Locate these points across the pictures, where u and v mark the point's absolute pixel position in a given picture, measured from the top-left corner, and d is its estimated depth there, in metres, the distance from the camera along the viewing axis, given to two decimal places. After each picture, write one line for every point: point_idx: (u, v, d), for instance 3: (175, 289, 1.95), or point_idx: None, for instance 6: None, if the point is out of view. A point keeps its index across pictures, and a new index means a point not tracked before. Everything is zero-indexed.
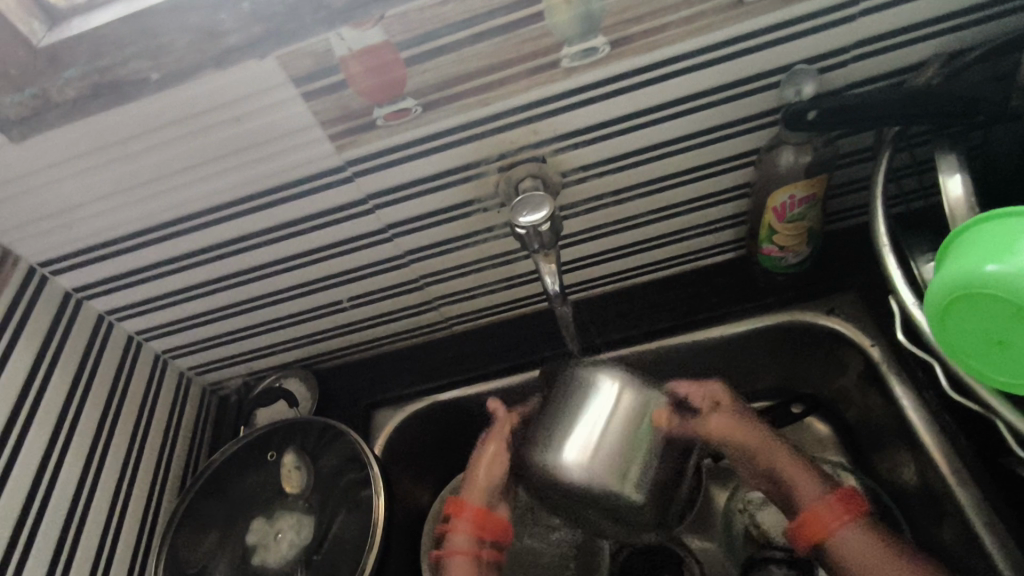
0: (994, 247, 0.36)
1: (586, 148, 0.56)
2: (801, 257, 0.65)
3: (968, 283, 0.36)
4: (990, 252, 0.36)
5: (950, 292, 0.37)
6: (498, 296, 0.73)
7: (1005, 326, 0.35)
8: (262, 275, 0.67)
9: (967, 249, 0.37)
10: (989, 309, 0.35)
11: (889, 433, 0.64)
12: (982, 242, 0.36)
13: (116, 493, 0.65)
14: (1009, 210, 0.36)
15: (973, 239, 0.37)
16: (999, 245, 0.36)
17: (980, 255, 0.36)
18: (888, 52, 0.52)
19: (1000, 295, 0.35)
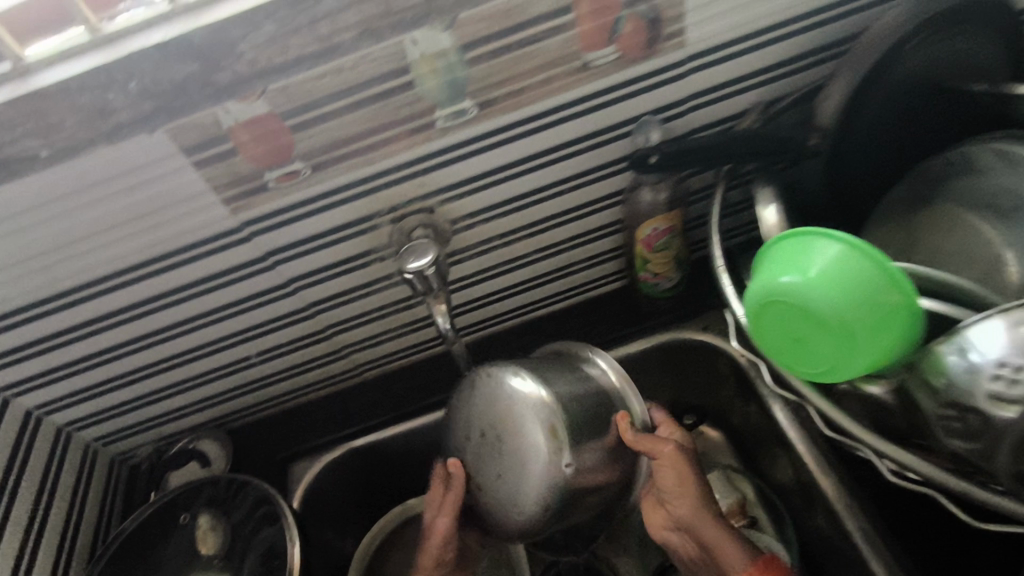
0: (790, 261, 0.44)
1: (469, 197, 0.62)
2: (674, 281, 0.72)
3: (768, 295, 0.44)
4: (787, 266, 0.44)
5: (757, 303, 0.45)
6: (406, 340, 0.76)
7: (800, 327, 0.43)
8: (167, 336, 0.67)
9: (765, 267, 0.45)
10: (787, 314, 0.43)
11: (766, 434, 0.71)
12: (776, 260, 0.45)
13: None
14: (793, 231, 0.45)
15: (769, 258, 0.45)
16: (792, 259, 0.44)
17: (774, 271, 0.44)
18: (714, 104, 0.61)
19: (792, 303, 0.43)
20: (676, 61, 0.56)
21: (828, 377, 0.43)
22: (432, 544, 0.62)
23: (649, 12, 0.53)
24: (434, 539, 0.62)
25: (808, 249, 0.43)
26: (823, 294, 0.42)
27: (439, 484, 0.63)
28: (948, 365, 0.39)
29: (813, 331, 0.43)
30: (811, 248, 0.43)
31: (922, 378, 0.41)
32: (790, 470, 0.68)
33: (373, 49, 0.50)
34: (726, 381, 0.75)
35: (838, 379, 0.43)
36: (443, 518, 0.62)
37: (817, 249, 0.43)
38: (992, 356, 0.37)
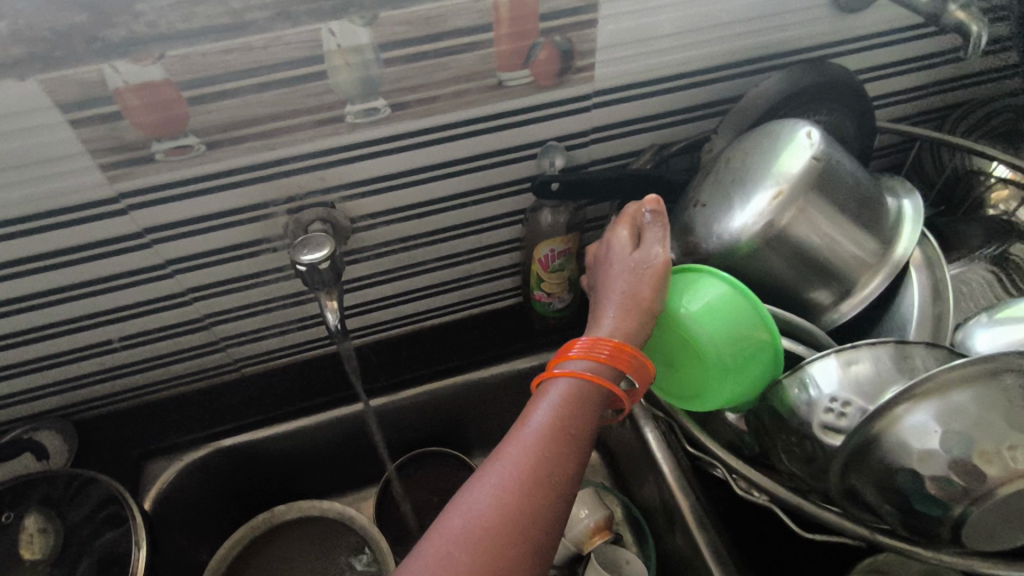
0: (675, 295, 0.47)
1: (373, 198, 0.62)
2: (566, 302, 0.75)
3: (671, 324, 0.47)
4: (674, 299, 0.47)
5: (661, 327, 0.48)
6: (291, 338, 0.73)
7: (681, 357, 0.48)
8: (12, 309, 0.60)
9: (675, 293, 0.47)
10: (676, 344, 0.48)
11: (637, 456, 0.75)
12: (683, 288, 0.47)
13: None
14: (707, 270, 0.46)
15: (684, 285, 0.47)
16: (674, 294, 0.47)
17: (675, 302, 0.47)
18: (615, 139, 0.65)
19: (682, 337, 0.47)
20: (584, 94, 0.60)
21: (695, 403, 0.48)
22: (488, 502, 0.38)
23: (564, 44, 0.56)
24: (562, 397, 0.43)
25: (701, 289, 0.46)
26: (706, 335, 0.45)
27: (594, 342, 0.46)
28: (794, 398, 0.43)
29: (689, 364, 0.47)
30: (702, 281, 0.47)
31: (773, 409, 0.45)
32: (654, 486, 0.73)
33: (286, 32, 0.49)
34: None
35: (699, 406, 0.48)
36: (571, 405, 0.43)
37: (706, 292, 0.46)
38: (828, 391, 0.42)
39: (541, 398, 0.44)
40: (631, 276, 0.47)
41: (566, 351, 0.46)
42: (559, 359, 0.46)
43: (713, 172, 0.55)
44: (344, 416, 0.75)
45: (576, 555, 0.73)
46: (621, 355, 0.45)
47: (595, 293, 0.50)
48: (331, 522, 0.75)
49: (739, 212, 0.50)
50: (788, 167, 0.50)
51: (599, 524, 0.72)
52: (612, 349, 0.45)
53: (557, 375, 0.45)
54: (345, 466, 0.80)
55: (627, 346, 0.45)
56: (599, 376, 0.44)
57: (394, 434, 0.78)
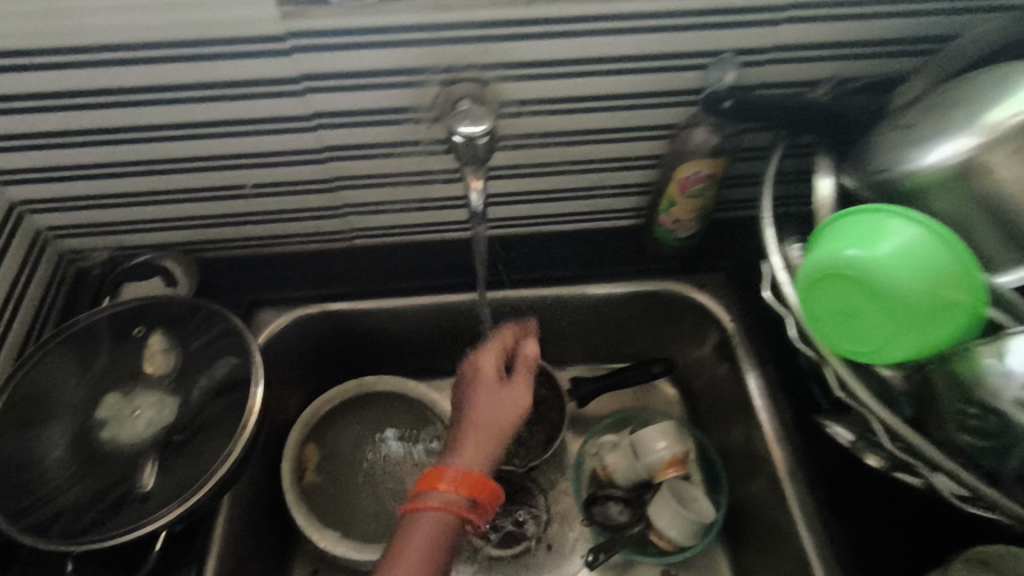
0: (842, 237, 0.43)
1: (529, 83, 0.59)
2: (691, 232, 0.72)
3: (865, 267, 0.42)
4: (840, 241, 0.43)
5: (851, 270, 0.42)
6: (408, 217, 0.74)
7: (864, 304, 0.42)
8: (163, 136, 0.62)
9: (863, 236, 0.42)
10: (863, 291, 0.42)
11: (729, 399, 0.73)
12: (870, 232, 0.43)
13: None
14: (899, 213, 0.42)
15: (872, 228, 0.43)
16: (838, 238, 0.44)
17: (869, 244, 0.42)
18: (792, 63, 0.60)
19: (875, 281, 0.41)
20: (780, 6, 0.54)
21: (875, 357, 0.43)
22: None
23: None
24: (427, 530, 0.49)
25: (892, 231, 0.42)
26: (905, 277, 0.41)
27: (466, 475, 0.51)
28: (984, 365, 0.39)
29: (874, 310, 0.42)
30: (885, 227, 0.42)
31: (951, 375, 0.42)
32: (741, 432, 0.71)
33: None
34: (702, 341, 0.76)
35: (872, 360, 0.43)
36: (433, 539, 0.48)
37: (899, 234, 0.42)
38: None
39: (417, 529, 0.49)
40: (493, 405, 0.56)
41: (425, 496, 0.50)
42: (427, 487, 0.51)
43: (920, 103, 0.50)
44: (444, 302, 0.75)
45: (644, 482, 0.73)
46: (472, 484, 0.51)
47: (457, 416, 0.57)
48: (418, 401, 0.78)
49: (933, 151, 0.45)
50: (1009, 101, 0.44)
51: (676, 458, 0.71)
52: (458, 479, 0.51)
53: (427, 505, 0.50)
54: (428, 351, 0.81)
55: (478, 478, 0.51)
56: (452, 505, 0.50)
57: (494, 330, 0.78)
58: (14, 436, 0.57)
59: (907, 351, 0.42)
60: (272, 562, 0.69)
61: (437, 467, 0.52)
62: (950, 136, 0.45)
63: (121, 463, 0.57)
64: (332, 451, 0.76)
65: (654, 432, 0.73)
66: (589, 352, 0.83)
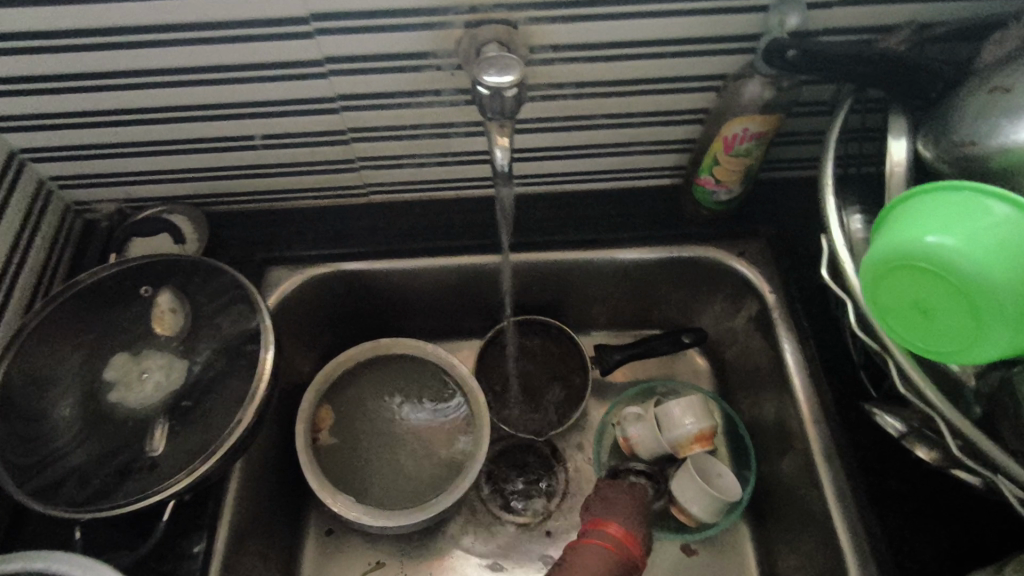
0: (931, 218, 0.37)
1: (563, 27, 0.53)
2: (733, 195, 0.66)
3: (947, 267, 0.36)
4: (929, 223, 0.37)
5: (930, 269, 0.36)
6: (428, 172, 0.69)
7: (942, 305, 0.37)
8: (164, 82, 0.57)
9: (947, 225, 0.36)
10: (943, 291, 0.36)
11: (763, 374, 0.69)
12: (956, 220, 0.36)
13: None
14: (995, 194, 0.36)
15: (959, 214, 0.36)
16: (927, 219, 0.37)
17: (955, 238, 0.36)
18: (866, 6, 0.52)
19: (959, 283, 0.36)
20: None
21: (953, 358, 0.38)
22: None
23: None
24: None
25: (985, 219, 0.35)
26: (996, 278, 0.35)
27: (629, 531, 0.54)
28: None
29: (953, 312, 0.37)
30: (975, 214, 0.36)
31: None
32: (774, 411, 0.67)
33: None
34: (738, 311, 0.71)
35: (950, 360, 0.39)
36: None
37: (993, 221, 0.35)
38: None
39: (583, 556, 0.51)
40: None
41: (592, 534, 0.53)
42: (596, 527, 0.54)
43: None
44: (465, 264, 0.71)
45: (668, 455, 0.70)
46: (631, 534, 0.54)
47: None
48: (435, 367, 0.75)
49: None
50: None
51: (703, 433, 0.67)
52: (621, 528, 0.54)
53: (594, 541, 0.52)
54: (445, 314, 0.77)
55: (636, 535, 0.54)
56: (615, 547, 0.52)
57: (518, 293, 0.75)
58: (21, 397, 0.55)
59: (991, 353, 0.37)
60: (286, 524, 0.68)
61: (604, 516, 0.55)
62: None
63: (129, 427, 0.56)
64: (348, 413, 0.73)
65: (681, 406, 0.68)
66: (615, 319, 0.79)
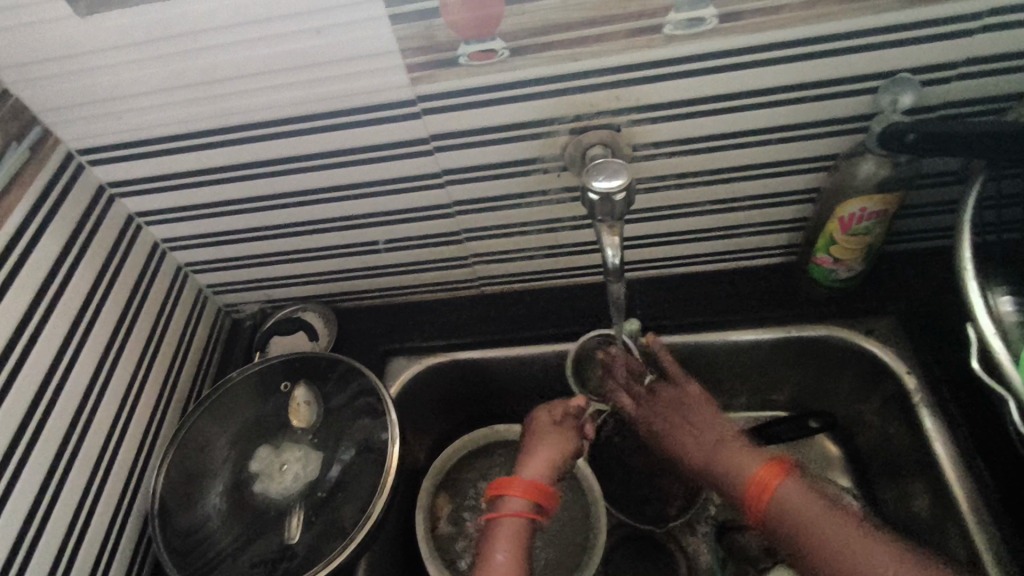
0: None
1: (665, 125, 0.55)
2: (853, 272, 0.63)
3: None
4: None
5: None
6: (534, 263, 0.72)
7: None
8: (305, 200, 0.65)
9: None
10: None
11: (906, 465, 0.63)
12: None
13: (119, 413, 0.62)
14: None
15: None
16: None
17: None
18: (988, 77, 0.50)
19: None
20: (975, 12, 0.46)
21: None
22: None
23: None
24: None
25: None
26: None
27: (532, 485, 0.55)
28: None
29: None
30: None
31: None
32: (927, 504, 0.60)
33: None
34: (873, 392, 0.66)
35: None
36: None
37: None
38: None
39: (494, 541, 0.53)
40: (505, 546, 0.52)
41: (501, 505, 0.55)
42: (499, 495, 0.55)
43: None
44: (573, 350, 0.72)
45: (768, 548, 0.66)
46: (536, 489, 0.55)
47: (517, 540, 0.53)
48: None
49: None
50: None
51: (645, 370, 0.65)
52: (524, 486, 0.55)
53: (501, 515, 0.54)
54: (556, 398, 0.77)
55: (542, 486, 0.55)
56: (525, 512, 0.54)
57: None
58: (182, 490, 0.61)
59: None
60: None
61: (504, 478, 0.56)
62: None
63: (272, 517, 0.60)
64: (466, 500, 0.74)
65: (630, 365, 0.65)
66: (731, 401, 0.75)
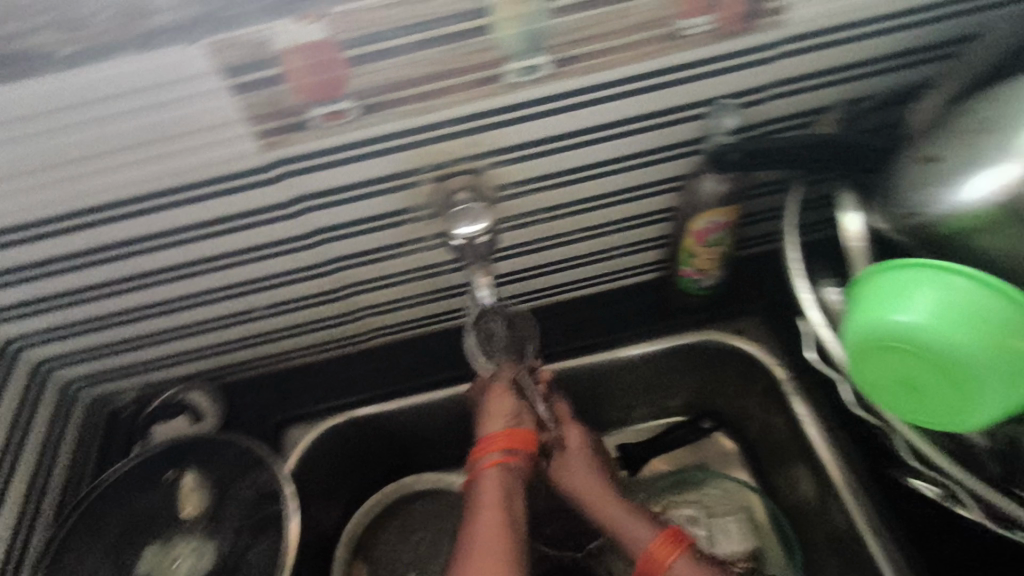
0: (882, 302, 0.38)
1: (522, 165, 0.57)
2: (717, 279, 0.68)
3: (884, 337, 0.38)
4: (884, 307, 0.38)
5: (876, 340, 0.38)
6: (422, 309, 0.72)
7: (914, 372, 0.38)
8: (171, 277, 0.62)
9: (863, 306, 0.39)
10: (902, 362, 0.38)
11: (789, 451, 0.67)
12: (873, 301, 0.39)
13: None
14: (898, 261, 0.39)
15: (864, 295, 0.39)
16: (891, 298, 0.38)
17: (878, 311, 0.38)
18: (794, 95, 0.57)
19: (907, 347, 0.37)
20: (771, 42, 0.52)
21: (959, 428, 0.38)
22: None
23: None
24: None
25: (910, 290, 0.37)
26: (943, 337, 0.36)
27: (504, 435, 0.60)
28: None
29: (932, 379, 0.37)
30: (905, 286, 0.38)
31: None
32: (812, 487, 0.64)
33: None
34: (751, 386, 0.71)
35: (962, 426, 0.38)
36: None
37: (922, 291, 0.37)
38: None
39: (482, 488, 0.56)
40: (490, 493, 0.55)
41: (485, 458, 0.59)
42: (480, 449, 0.59)
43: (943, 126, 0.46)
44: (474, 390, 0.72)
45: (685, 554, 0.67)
46: (508, 437, 0.60)
47: (500, 484, 0.56)
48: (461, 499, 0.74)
49: (972, 179, 0.41)
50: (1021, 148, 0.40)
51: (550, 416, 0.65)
52: (500, 438, 0.60)
53: (485, 464, 0.58)
54: (465, 440, 0.77)
55: (514, 433, 0.60)
56: (504, 455, 0.58)
57: None
58: None
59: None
60: None
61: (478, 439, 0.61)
62: (987, 167, 0.41)
63: None
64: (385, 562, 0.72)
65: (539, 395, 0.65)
66: (632, 415, 0.78)
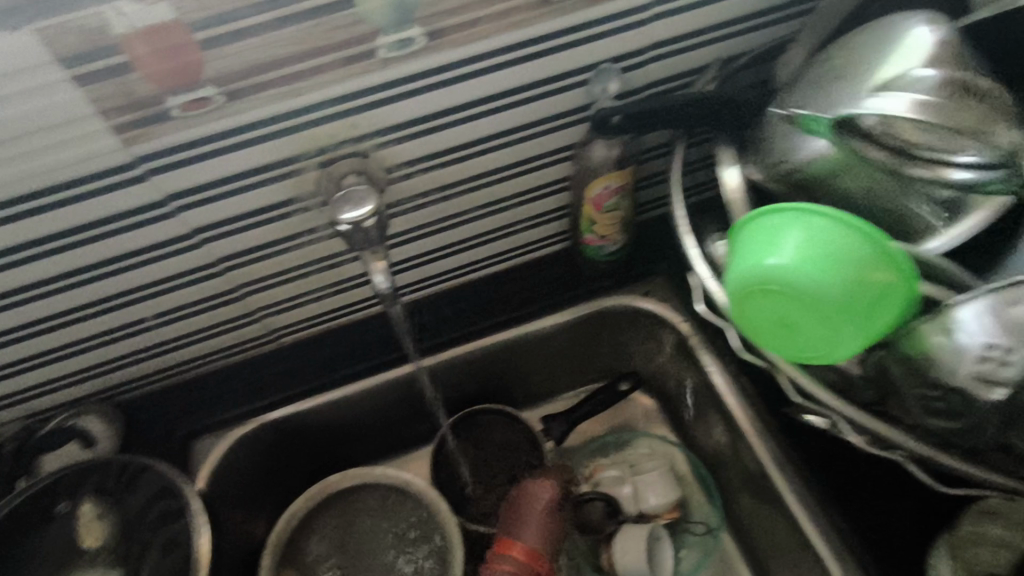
0: (761, 244, 0.42)
1: (410, 144, 0.56)
2: (619, 245, 0.70)
3: (761, 281, 0.41)
4: (762, 248, 0.41)
5: (754, 286, 0.41)
6: (326, 305, 0.69)
7: (791, 313, 0.41)
8: (37, 294, 0.56)
9: (744, 252, 0.43)
10: (779, 303, 0.41)
11: (701, 401, 0.70)
12: (753, 245, 0.42)
13: None
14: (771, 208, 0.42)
15: (746, 240, 0.43)
16: (768, 242, 0.41)
17: (757, 256, 0.41)
18: (671, 57, 0.58)
19: (780, 288, 0.41)
20: (643, 4, 0.53)
21: (829, 357, 0.42)
22: None
23: None
24: None
25: (782, 234, 0.41)
26: (810, 277, 0.40)
27: (533, 551, 0.59)
28: (934, 344, 0.40)
29: (804, 318, 0.41)
30: (783, 231, 0.41)
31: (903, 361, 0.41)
32: (724, 433, 0.67)
33: None
34: (660, 345, 0.74)
35: (835, 356, 0.42)
36: None
37: (792, 232, 0.41)
38: (981, 337, 0.38)
39: None
40: None
41: (500, 557, 0.58)
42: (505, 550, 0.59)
43: (807, 78, 0.49)
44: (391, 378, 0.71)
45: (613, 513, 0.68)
46: (534, 558, 0.58)
47: None
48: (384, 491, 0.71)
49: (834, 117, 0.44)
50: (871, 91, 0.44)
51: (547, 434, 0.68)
52: (529, 550, 0.59)
53: (497, 571, 0.58)
54: (391, 431, 0.76)
55: (538, 555, 0.59)
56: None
57: (450, 391, 0.74)
58: None
59: (912, 310, 0.41)
60: None
61: (512, 534, 0.60)
62: (844, 107, 0.44)
63: None
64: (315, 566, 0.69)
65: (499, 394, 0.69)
66: (554, 387, 0.79)
